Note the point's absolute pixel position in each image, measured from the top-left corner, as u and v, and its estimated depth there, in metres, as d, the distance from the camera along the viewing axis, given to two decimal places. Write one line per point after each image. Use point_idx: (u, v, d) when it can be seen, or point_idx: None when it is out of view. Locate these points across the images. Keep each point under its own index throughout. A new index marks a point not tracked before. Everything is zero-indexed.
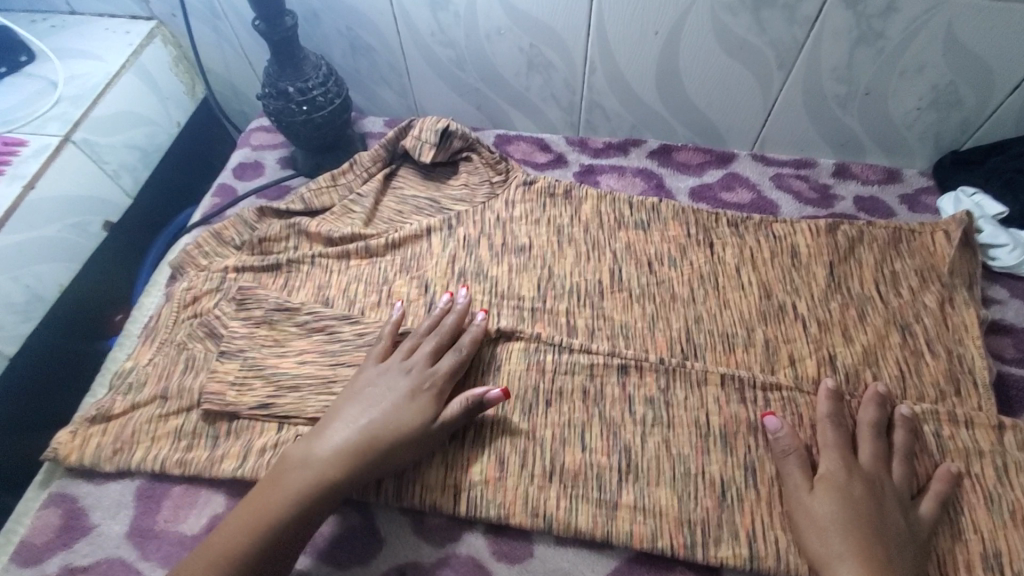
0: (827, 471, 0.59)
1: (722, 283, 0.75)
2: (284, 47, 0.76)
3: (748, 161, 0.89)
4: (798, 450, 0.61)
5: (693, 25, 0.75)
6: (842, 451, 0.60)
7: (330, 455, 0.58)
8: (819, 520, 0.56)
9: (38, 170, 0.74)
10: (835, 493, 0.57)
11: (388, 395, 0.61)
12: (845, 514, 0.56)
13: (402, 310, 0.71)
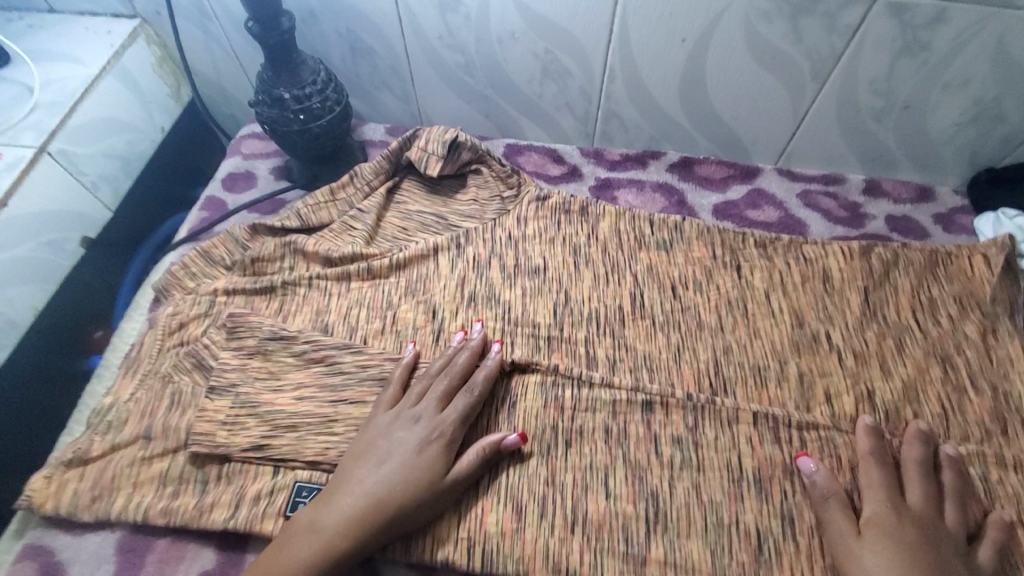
0: (874, 516, 0.54)
1: (751, 310, 0.70)
2: (280, 51, 0.70)
3: (773, 176, 0.84)
4: (838, 491, 0.56)
5: (724, 32, 0.70)
6: (887, 492, 0.56)
7: (339, 523, 0.54)
8: (868, 570, 0.51)
9: (12, 186, 0.68)
10: (883, 539, 0.52)
11: (397, 451, 0.57)
12: (896, 563, 0.51)
13: (415, 352, 0.66)
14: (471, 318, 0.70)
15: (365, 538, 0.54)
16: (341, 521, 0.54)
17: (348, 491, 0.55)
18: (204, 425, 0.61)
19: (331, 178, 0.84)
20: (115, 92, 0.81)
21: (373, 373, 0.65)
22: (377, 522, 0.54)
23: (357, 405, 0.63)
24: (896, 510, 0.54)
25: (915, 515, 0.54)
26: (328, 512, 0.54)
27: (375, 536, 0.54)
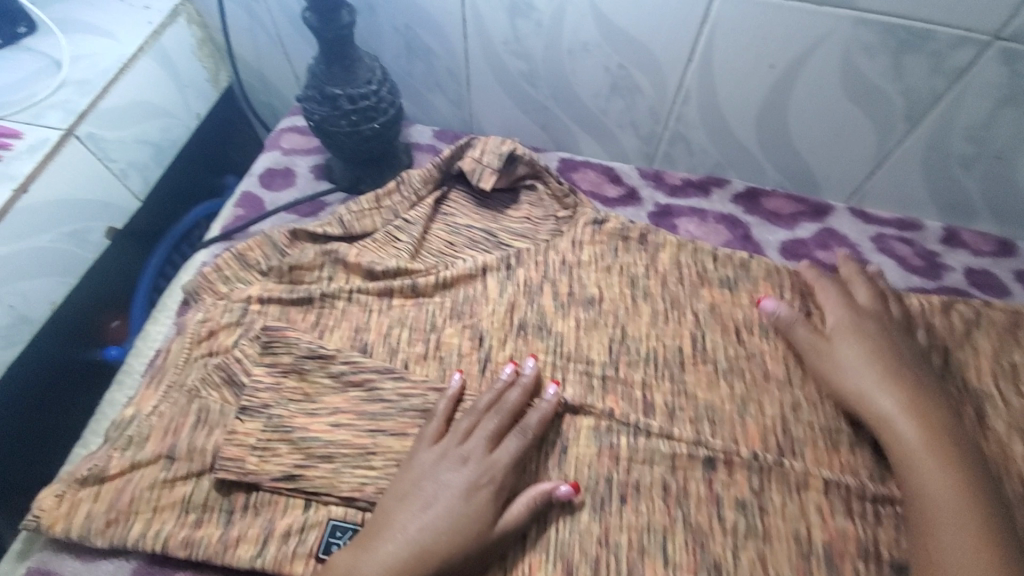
0: (861, 365, 0.60)
1: None
2: (337, 46, 0.65)
3: (845, 216, 0.79)
4: (827, 353, 0.62)
5: (818, 62, 0.64)
6: (864, 338, 0.62)
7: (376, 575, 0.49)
8: (883, 424, 0.57)
9: (34, 170, 0.63)
10: (880, 383, 0.58)
11: (442, 495, 0.53)
12: (897, 403, 0.57)
13: (461, 382, 0.61)
14: (520, 349, 0.65)
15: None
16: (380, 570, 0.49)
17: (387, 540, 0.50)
18: (232, 448, 0.56)
19: (373, 183, 0.80)
20: (152, 74, 0.76)
21: (415, 404, 0.60)
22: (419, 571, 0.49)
23: (398, 438, 0.59)
24: (874, 351, 0.61)
25: (889, 349, 0.61)
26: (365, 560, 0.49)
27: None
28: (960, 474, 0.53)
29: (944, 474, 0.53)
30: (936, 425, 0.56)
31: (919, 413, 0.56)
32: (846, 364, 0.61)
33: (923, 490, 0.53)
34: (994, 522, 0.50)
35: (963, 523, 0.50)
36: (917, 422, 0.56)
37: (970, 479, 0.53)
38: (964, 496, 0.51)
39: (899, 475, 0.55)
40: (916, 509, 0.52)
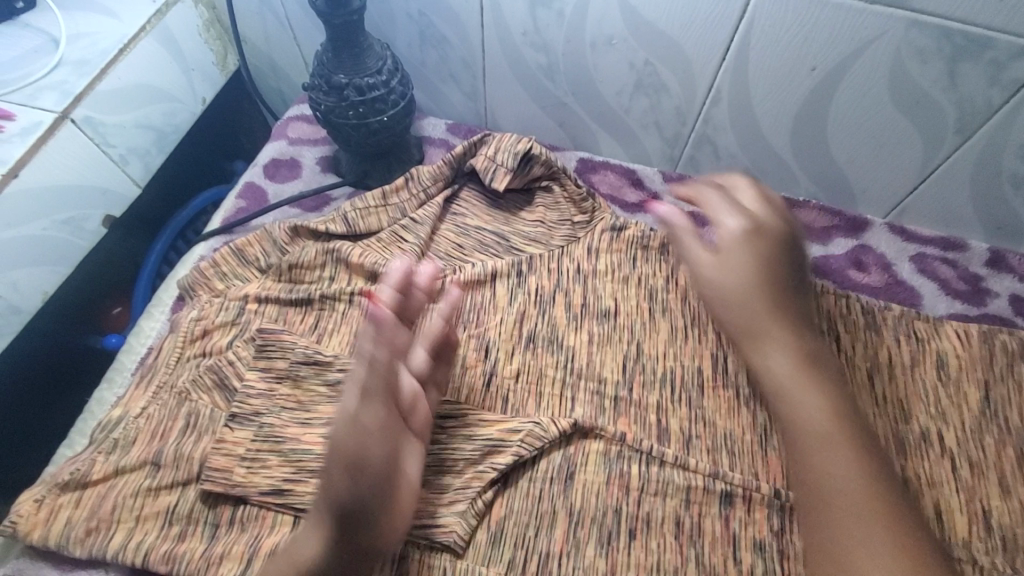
0: (754, 305, 0.50)
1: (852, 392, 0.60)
2: (344, 33, 0.61)
3: (883, 233, 0.74)
4: (698, 280, 0.54)
5: (866, 66, 0.59)
6: (758, 265, 0.51)
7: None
8: (778, 390, 0.49)
9: (24, 155, 0.60)
10: (792, 337, 0.50)
11: None
12: (796, 363, 0.49)
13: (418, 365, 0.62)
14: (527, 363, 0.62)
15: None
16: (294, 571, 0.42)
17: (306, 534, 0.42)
18: (220, 459, 0.53)
19: (381, 179, 0.76)
20: (155, 56, 0.72)
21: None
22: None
23: None
24: (771, 289, 0.51)
25: (770, 287, 0.51)
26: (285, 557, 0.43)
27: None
28: (867, 460, 0.45)
29: (853, 466, 0.45)
30: (832, 397, 0.48)
31: (812, 379, 0.49)
32: (717, 289, 0.52)
33: (826, 468, 0.45)
34: (917, 546, 0.41)
35: (869, 510, 0.42)
36: (812, 388, 0.48)
37: (880, 468, 0.45)
38: (873, 489, 0.43)
39: (798, 446, 0.47)
40: (816, 486, 0.45)
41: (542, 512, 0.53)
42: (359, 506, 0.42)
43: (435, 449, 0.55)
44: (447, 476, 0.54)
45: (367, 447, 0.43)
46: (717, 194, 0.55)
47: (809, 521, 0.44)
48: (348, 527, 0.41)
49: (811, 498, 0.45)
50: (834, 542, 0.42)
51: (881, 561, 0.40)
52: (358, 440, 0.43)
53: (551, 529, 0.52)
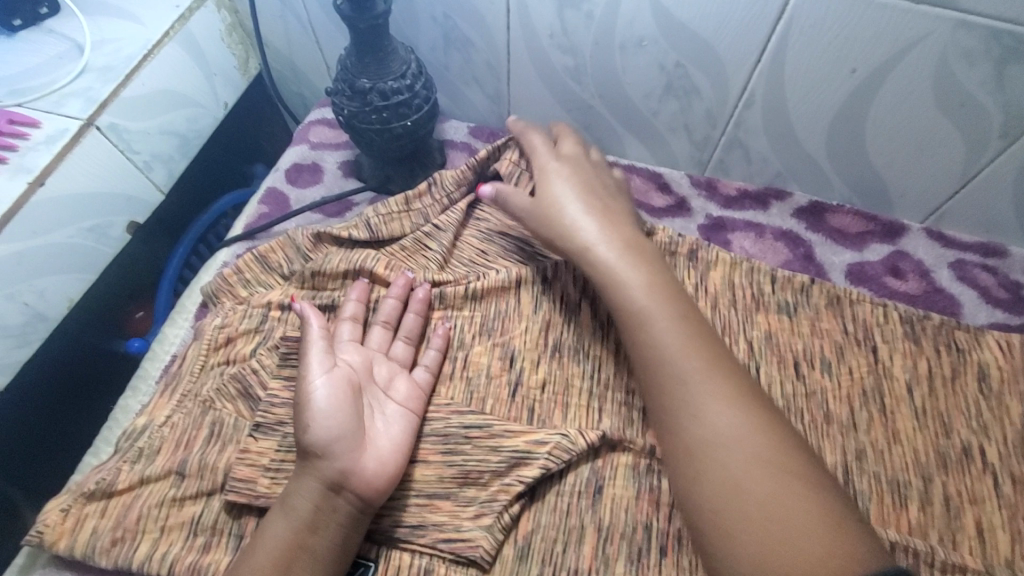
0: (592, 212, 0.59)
1: (891, 405, 0.58)
2: (369, 37, 0.60)
3: (920, 238, 0.72)
4: (551, 205, 0.59)
5: (909, 68, 0.56)
6: (585, 184, 0.60)
7: (288, 538, 0.47)
8: (608, 278, 0.55)
9: (50, 163, 0.60)
10: (611, 231, 0.58)
11: None
12: (618, 252, 0.56)
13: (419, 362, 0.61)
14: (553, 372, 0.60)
15: (328, 557, 0.48)
16: (293, 527, 0.48)
17: (299, 490, 0.49)
18: (244, 470, 0.52)
19: (403, 184, 0.76)
20: (178, 62, 0.72)
21: (440, 429, 0.56)
22: (328, 529, 0.48)
23: (419, 466, 0.54)
24: (591, 202, 0.59)
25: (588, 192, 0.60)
26: (279, 519, 0.49)
27: (346, 552, 0.49)
28: (684, 323, 0.51)
29: (671, 331, 0.50)
30: (654, 273, 0.55)
31: (637, 257, 0.55)
32: (578, 221, 0.58)
33: (657, 341, 0.50)
34: (738, 395, 0.47)
35: (692, 370, 0.48)
36: (638, 267, 0.55)
37: (694, 327, 0.51)
38: (694, 348, 0.49)
39: (630, 332, 0.52)
40: (652, 362, 0.50)
41: (571, 527, 0.52)
42: (334, 464, 0.50)
43: (462, 461, 0.54)
44: (472, 489, 0.53)
45: (320, 419, 0.51)
46: (542, 151, 0.64)
47: (653, 395, 0.50)
48: (335, 484, 0.49)
49: (653, 375, 0.50)
50: (682, 409, 0.47)
51: (712, 411, 0.46)
52: (313, 417, 0.51)
53: (579, 546, 0.51)
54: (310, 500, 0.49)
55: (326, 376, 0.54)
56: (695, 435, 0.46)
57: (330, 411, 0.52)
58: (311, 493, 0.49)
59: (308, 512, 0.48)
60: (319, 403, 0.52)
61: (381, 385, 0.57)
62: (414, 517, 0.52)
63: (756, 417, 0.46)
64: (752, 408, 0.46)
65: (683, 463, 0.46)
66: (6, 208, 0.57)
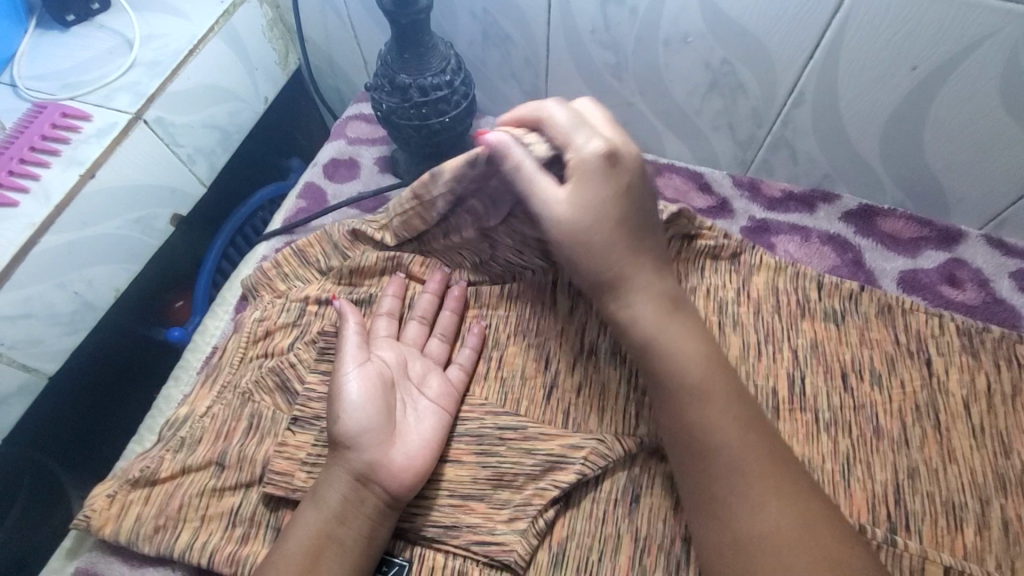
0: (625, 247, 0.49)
1: (946, 422, 0.55)
2: (410, 32, 0.60)
3: (978, 246, 0.68)
4: (591, 225, 0.48)
5: (974, 66, 0.53)
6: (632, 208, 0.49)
7: (316, 529, 0.48)
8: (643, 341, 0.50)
9: (101, 156, 0.61)
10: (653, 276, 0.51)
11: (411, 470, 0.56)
12: (654, 314, 0.50)
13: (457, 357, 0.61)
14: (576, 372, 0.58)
15: (355, 549, 0.48)
16: (322, 519, 0.48)
17: (330, 482, 0.50)
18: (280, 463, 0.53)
19: None
20: (221, 56, 0.73)
21: (475, 430, 0.55)
22: (356, 522, 0.49)
23: (453, 466, 0.54)
24: (634, 233, 0.50)
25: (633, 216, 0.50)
26: (309, 510, 0.49)
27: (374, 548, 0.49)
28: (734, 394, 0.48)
29: (713, 408, 0.47)
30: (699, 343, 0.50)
31: (676, 319, 0.50)
32: (600, 256, 0.50)
33: (709, 420, 0.46)
34: (789, 478, 0.45)
35: (736, 443, 0.46)
36: (677, 329, 0.50)
37: (743, 408, 0.48)
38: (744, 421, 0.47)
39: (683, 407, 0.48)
40: (699, 439, 0.46)
41: (606, 535, 0.51)
42: (362, 455, 0.51)
43: (496, 463, 0.53)
44: (506, 491, 0.52)
45: (351, 412, 0.52)
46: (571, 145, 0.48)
47: (687, 468, 0.46)
48: (363, 476, 0.50)
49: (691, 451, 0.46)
50: (725, 494, 0.44)
51: (759, 501, 0.44)
52: (346, 411, 0.52)
53: (615, 555, 0.50)
54: (338, 492, 0.50)
55: (358, 370, 0.55)
56: (739, 524, 0.43)
57: (362, 407, 0.53)
58: (340, 484, 0.50)
59: (337, 506, 0.49)
60: (352, 399, 0.53)
61: (415, 381, 0.58)
62: (448, 518, 0.52)
63: (806, 510, 0.43)
64: (800, 499, 0.44)
65: (716, 547, 0.44)
66: (59, 200, 0.59)
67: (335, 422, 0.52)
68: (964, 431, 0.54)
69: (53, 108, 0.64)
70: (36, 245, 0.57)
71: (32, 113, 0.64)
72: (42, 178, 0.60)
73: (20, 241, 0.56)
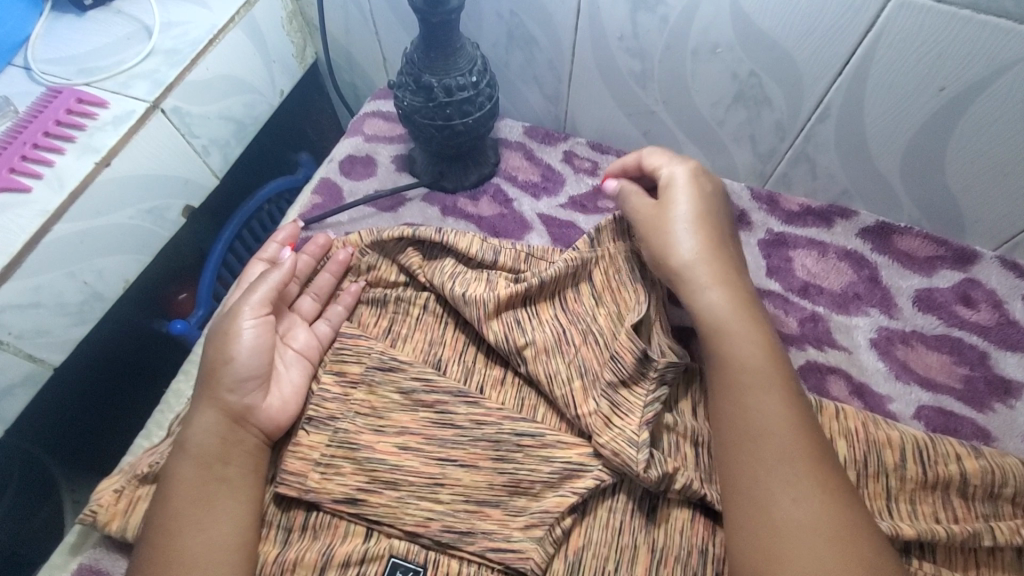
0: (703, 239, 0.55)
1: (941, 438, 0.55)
2: (438, 32, 0.59)
3: (993, 266, 0.68)
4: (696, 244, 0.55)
5: (1002, 90, 0.54)
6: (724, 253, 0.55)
7: (197, 474, 0.50)
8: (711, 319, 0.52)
9: (117, 144, 0.60)
10: (738, 287, 0.54)
11: (285, 382, 0.57)
12: (728, 303, 0.52)
13: (484, 298, 0.59)
14: (564, 448, 0.54)
15: (243, 482, 0.51)
16: (199, 465, 0.50)
17: (200, 426, 0.52)
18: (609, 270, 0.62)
19: (457, 181, 0.75)
20: (240, 47, 0.72)
21: (431, 400, 0.56)
22: (237, 457, 0.52)
23: (468, 470, 0.53)
24: (732, 267, 0.55)
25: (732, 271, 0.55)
26: (184, 459, 0.51)
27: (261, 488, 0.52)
28: (795, 396, 0.48)
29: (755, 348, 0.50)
30: (766, 339, 0.52)
31: (751, 316, 0.52)
32: (683, 240, 0.55)
33: (750, 355, 0.50)
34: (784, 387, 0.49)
35: (789, 449, 0.45)
36: (749, 325, 0.52)
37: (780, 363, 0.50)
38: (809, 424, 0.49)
39: (735, 383, 0.49)
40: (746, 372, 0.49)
41: (622, 546, 0.52)
42: (242, 399, 0.53)
43: (513, 469, 0.53)
44: (522, 499, 0.52)
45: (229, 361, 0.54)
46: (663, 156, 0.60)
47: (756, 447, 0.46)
48: (240, 417, 0.53)
49: (759, 436, 0.47)
50: (752, 492, 0.45)
51: (800, 489, 0.44)
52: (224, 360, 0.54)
53: (631, 565, 0.51)
54: (213, 432, 0.51)
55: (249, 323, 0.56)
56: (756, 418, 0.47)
57: (245, 353, 0.54)
58: (212, 427, 0.51)
59: (212, 447, 0.51)
60: (240, 327, 0.55)
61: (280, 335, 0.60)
62: (463, 524, 0.51)
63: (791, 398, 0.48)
64: (842, 510, 0.43)
65: (753, 528, 0.44)
66: (72, 187, 0.57)
67: (220, 366, 0.54)
68: (997, 460, 0.52)
69: (69, 93, 0.63)
70: (48, 233, 0.56)
71: (47, 98, 0.62)
72: (57, 165, 0.58)
73: (33, 228, 0.55)
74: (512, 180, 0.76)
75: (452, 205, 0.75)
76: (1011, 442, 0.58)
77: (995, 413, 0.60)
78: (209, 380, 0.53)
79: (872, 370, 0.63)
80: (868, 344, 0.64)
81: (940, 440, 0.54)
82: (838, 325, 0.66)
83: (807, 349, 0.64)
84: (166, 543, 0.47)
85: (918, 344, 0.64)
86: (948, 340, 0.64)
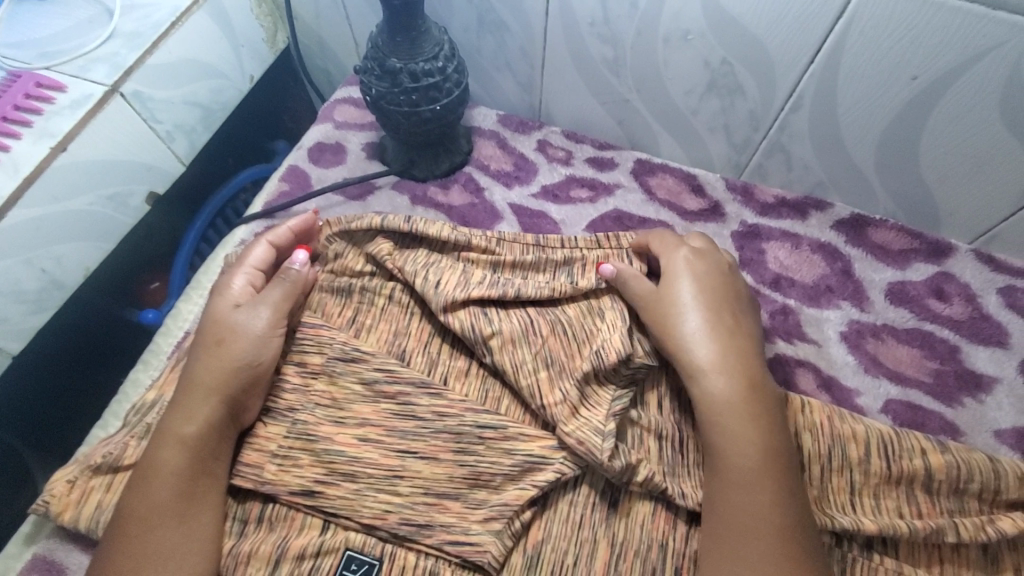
0: (702, 316, 0.55)
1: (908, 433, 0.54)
2: (403, 14, 0.58)
3: (968, 260, 0.67)
4: (687, 326, 0.54)
5: (974, 78, 0.53)
6: (733, 331, 0.54)
7: (186, 467, 0.49)
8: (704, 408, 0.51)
9: (74, 128, 0.59)
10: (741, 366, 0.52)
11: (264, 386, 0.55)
12: (734, 389, 0.51)
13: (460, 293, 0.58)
14: (527, 441, 0.53)
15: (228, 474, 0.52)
16: (190, 457, 0.49)
17: (193, 419, 0.50)
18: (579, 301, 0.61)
19: (427, 170, 0.73)
20: (206, 30, 0.70)
21: (392, 391, 0.55)
22: (227, 455, 0.52)
23: (428, 462, 0.53)
24: (740, 346, 0.54)
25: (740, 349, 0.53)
26: (174, 449, 0.49)
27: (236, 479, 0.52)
28: (790, 496, 0.46)
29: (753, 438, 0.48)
30: (766, 424, 0.49)
31: (756, 402, 0.50)
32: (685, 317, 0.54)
33: (740, 448, 0.48)
34: (780, 480, 0.47)
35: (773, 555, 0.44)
36: (751, 413, 0.50)
37: (777, 452, 0.48)
38: (785, 524, 0.45)
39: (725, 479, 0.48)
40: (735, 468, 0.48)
41: (582, 539, 0.51)
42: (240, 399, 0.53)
43: (474, 462, 0.52)
44: (482, 492, 0.52)
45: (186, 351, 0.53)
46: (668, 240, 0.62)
47: (713, 542, 0.46)
48: (232, 417, 0.52)
49: (729, 531, 0.46)
50: None
51: None
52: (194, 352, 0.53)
53: (591, 560, 0.50)
54: (205, 424, 0.50)
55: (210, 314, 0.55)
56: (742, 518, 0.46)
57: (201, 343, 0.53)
58: (212, 420, 0.51)
59: (201, 440, 0.50)
60: (254, 322, 0.55)
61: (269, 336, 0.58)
62: (421, 516, 0.51)
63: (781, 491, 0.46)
64: None
65: None
66: (28, 172, 0.56)
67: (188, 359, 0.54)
68: (963, 455, 0.52)
69: (28, 77, 0.61)
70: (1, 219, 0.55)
71: (4, 81, 0.61)
72: (12, 149, 0.57)
73: None
74: (484, 169, 0.75)
75: (422, 194, 0.73)
76: (980, 437, 0.58)
77: (965, 408, 0.59)
78: (213, 371, 0.52)
79: (842, 364, 0.62)
80: (838, 337, 0.64)
81: (907, 435, 0.53)
82: (809, 318, 0.65)
83: (777, 342, 0.63)
84: (153, 537, 0.47)
85: (889, 337, 0.63)
86: (920, 334, 0.63)
